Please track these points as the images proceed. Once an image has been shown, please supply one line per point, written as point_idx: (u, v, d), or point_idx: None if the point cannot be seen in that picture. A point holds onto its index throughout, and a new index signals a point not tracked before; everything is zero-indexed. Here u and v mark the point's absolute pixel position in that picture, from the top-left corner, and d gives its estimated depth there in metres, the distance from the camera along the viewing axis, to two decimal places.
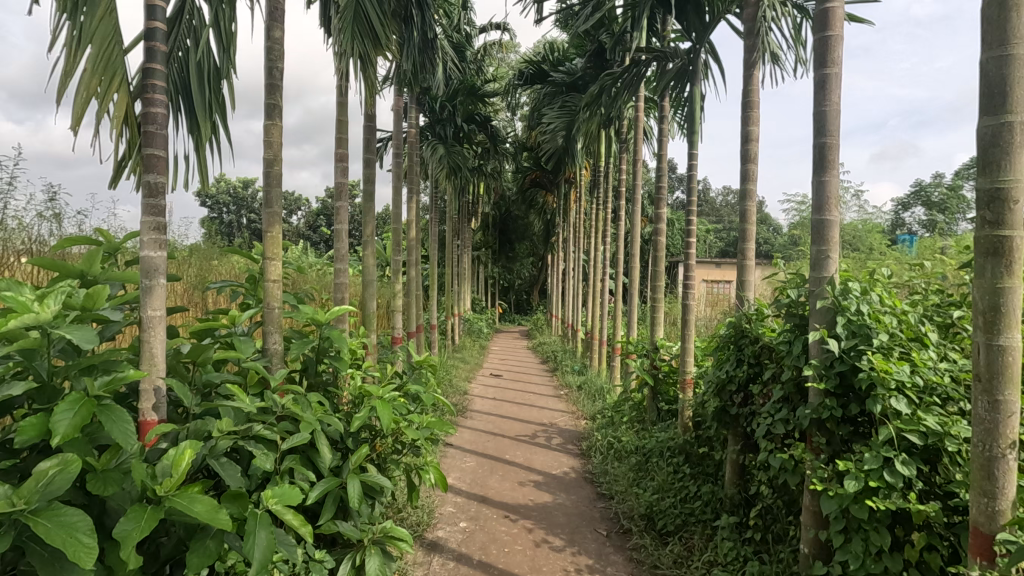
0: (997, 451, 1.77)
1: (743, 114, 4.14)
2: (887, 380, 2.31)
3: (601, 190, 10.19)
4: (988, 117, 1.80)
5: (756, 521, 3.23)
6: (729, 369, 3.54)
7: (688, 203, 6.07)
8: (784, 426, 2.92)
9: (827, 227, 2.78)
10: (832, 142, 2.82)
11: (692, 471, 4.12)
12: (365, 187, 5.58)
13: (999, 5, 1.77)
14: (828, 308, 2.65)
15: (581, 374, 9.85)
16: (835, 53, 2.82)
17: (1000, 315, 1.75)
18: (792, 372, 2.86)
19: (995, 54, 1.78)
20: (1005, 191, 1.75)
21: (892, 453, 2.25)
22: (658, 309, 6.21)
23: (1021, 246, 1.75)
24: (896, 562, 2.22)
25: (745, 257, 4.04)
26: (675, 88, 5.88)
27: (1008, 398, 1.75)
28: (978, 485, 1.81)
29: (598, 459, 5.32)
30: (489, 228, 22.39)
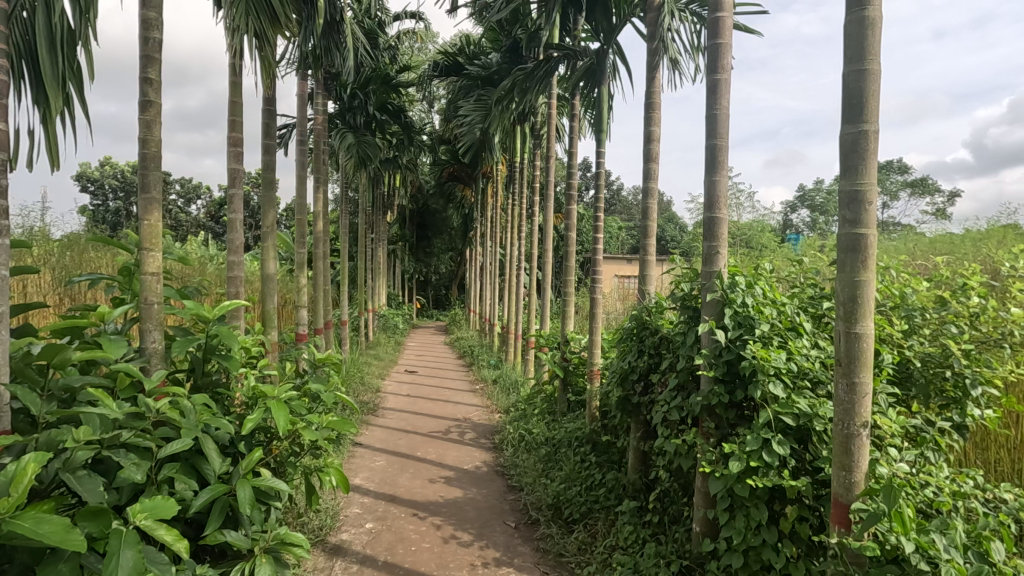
0: (853, 429, 1.95)
1: (646, 115, 4.31)
2: (767, 366, 2.49)
3: (517, 186, 10.27)
4: (849, 125, 1.97)
5: (655, 504, 3.38)
6: (631, 360, 3.69)
7: (597, 200, 6.25)
8: (679, 413, 3.08)
9: (717, 224, 2.97)
10: (722, 144, 3.02)
11: (598, 459, 4.25)
12: (264, 174, 5.24)
13: (858, 23, 1.94)
14: (717, 300, 2.84)
15: (497, 368, 9.91)
16: (724, 60, 2.99)
17: (857, 306, 1.93)
18: (686, 362, 3.02)
19: (854, 68, 1.95)
20: (862, 193, 1.93)
21: (770, 435, 2.42)
22: (569, 303, 6.35)
23: (873, 243, 1.94)
24: (772, 534, 2.41)
25: (647, 252, 4.22)
26: (585, 87, 6.04)
27: (862, 380, 1.94)
28: (838, 459, 1.99)
29: (510, 452, 5.36)
30: (406, 222, 21.93)
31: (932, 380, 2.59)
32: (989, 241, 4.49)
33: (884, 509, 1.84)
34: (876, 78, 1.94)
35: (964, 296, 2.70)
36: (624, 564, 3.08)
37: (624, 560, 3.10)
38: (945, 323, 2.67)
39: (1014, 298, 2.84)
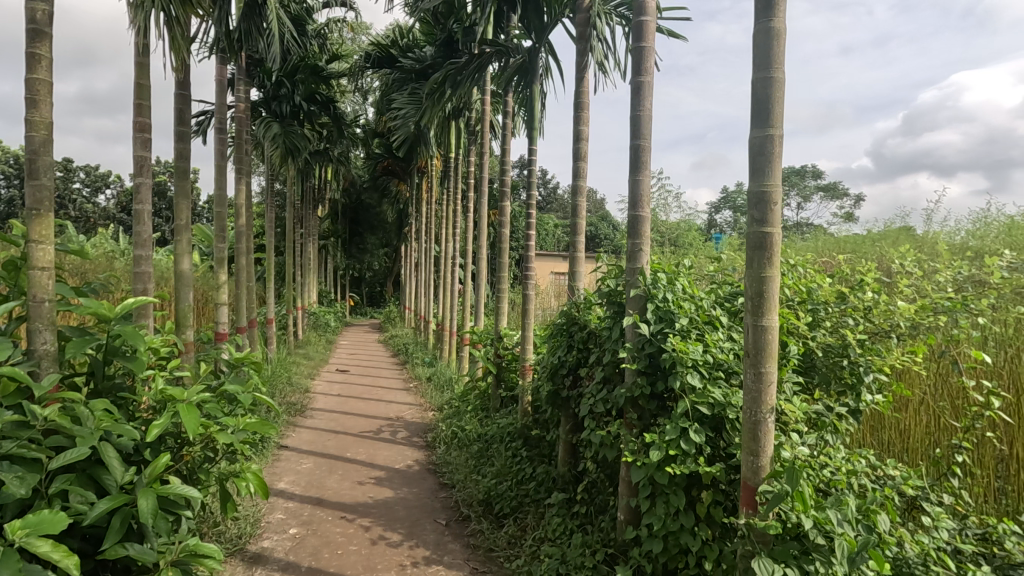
0: (760, 416, 2.07)
1: (576, 114, 4.39)
2: (685, 358, 2.60)
3: (452, 181, 10.19)
4: (757, 129, 2.08)
5: (583, 495, 3.46)
6: (561, 355, 3.76)
7: (530, 197, 6.31)
8: (604, 405, 3.18)
9: (640, 222, 3.09)
10: (645, 145, 3.13)
11: (529, 454, 4.30)
12: (178, 164, 4.90)
13: (765, 33, 2.06)
14: (640, 295, 2.95)
15: (432, 366, 9.81)
16: (647, 63, 3.09)
17: (763, 300, 2.05)
18: (612, 356, 3.12)
19: (762, 76, 2.06)
20: (767, 195, 2.05)
21: (687, 424, 2.53)
22: (503, 299, 6.38)
23: (778, 241, 2.07)
24: (689, 519, 2.52)
25: (576, 249, 4.30)
26: (517, 85, 6.06)
27: (768, 370, 2.06)
28: (747, 445, 2.11)
29: (442, 450, 5.32)
30: (338, 216, 21.25)
31: (831, 368, 2.81)
32: (883, 241, 4.90)
33: (786, 489, 1.97)
34: (781, 85, 2.06)
35: (859, 290, 2.93)
36: (551, 555, 3.14)
37: (551, 552, 3.15)
38: (843, 315, 2.89)
39: (901, 293, 3.12)
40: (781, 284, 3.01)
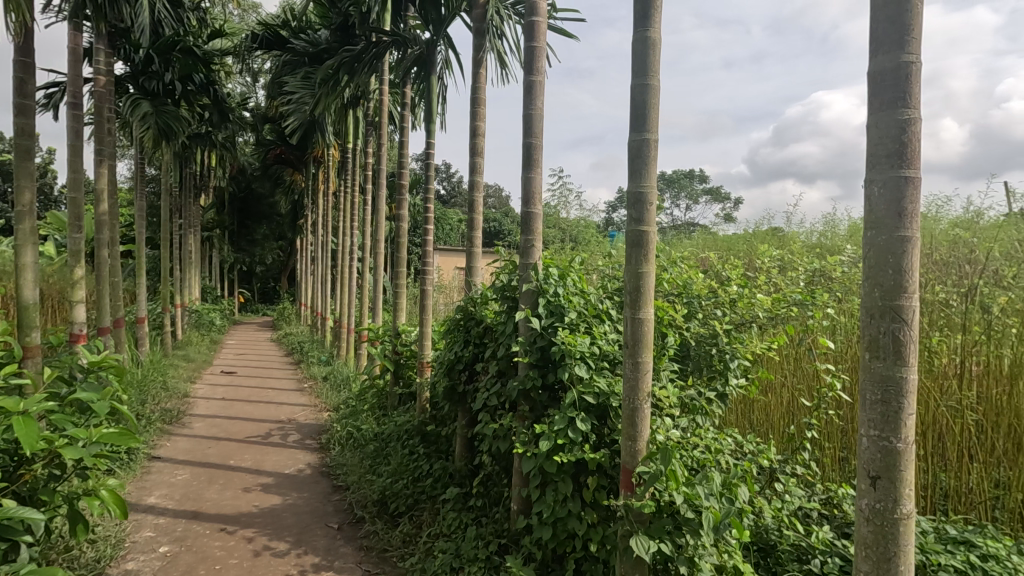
0: (638, 403, 2.21)
1: (472, 109, 4.39)
2: (573, 350, 2.70)
3: (350, 173, 9.80)
4: (635, 133, 2.21)
5: (479, 488, 3.50)
6: (457, 350, 3.77)
7: (429, 192, 6.23)
8: (497, 398, 3.23)
9: (532, 219, 3.17)
10: (537, 143, 3.21)
11: (427, 450, 4.26)
12: (17, 141, 4.26)
13: (642, 42, 2.18)
14: (532, 290, 3.04)
15: (328, 365, 9.40)
16: (539, 62, 3.16)
17: (640, 294, 2.18)
18: (506, 350, 3.18)
19: (639, 82, 2.18)
20: (644, 195, 2.18)
21: (575, 414, 2.63)
22: (401, 295, 6.25)
23: (653, 239, 2.21)
24: (576, 503, 2.63)
25: (472, 245, 4.32)
26: (415, 76, 5.95)
27: (644, 360, 2.20)
28: (626, 431, 2.24)
29: (336, 451, 5.12)
30: (224, 206, 19.68)
31: (702, 355, 3.05)
32: (752, 239, 5.42)
33: (660, 469, 2.11)
34: (656, 92, 2.19)
35: (727, 285, 3.21)
36: (445, 551, 3.14)
37: (445, 548, 3.16)
38: (713, 307, 3.14)
39: (762, 287, 3.46)
40: (661, 280, 3.22)
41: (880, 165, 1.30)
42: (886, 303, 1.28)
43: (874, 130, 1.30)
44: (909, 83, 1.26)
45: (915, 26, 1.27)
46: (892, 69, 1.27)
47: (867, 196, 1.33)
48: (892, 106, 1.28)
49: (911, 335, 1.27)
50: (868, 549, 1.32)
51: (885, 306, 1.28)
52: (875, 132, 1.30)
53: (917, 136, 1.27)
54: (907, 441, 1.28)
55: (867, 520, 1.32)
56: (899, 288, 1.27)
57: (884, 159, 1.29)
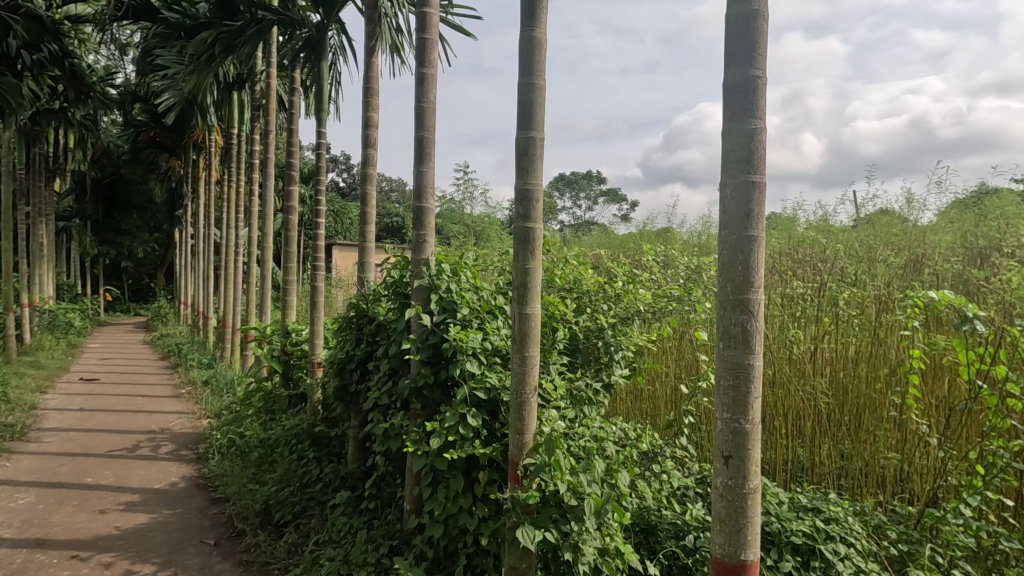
0: (525, 397, 2.26)
1: (365, 99, 4.23)
2: (465, 346, 2.70)
3: (235, 160, 9.09)
4: (522, 130, 2.24)
5: (371, 491, 3.40)
6: (349, 349, 3.63)
7: (320, 183, 5.93)
8: (388, 397, 3.16)
9: (424, 214, 3.13)
10: (429, 137, 3.17)
11: (316, 454, 4.06)
12: None
13: (529, 42, 2.21)
14: (424, 286, 3.00)
15: (210, 368, 8.68)
16: (431, 55, 3.12)
17: (527, 290, 2.23)
18: (397, 347, 3.11)
19: (525, 81, 2.21)
20: (531, 192, 2.22)
21: (466, 410, 2.64)
22: (291, 292, 5.91)
23: (539, 235, 2.25)
24: (467, 499, 2.64)
25: (365, 240, 4.18)
26: (305, 60, 5.61)
27: (530, 354, 2.25)
28: (514, 425, 2.28)
29: (216, 461, 4.74)
30: (85, 193, 17.49)
31: (590, 348, 3.18)
32: (640, 238, 5.73)
33: (545, 459, 2.18)
34: (541, 91, 2.24)
35: (614, 281, 3.37)
36: (334, 559, 3.04)
37: (334, 555, 3.06)
38: (601, 301, 3.28)
39: (646, 283, 3.66)
40: (553, 276, 3.30)
41: (732, 170, 1.41)
42: (737, 296, 1.40)
43: (727, 138, 1.41)
44: (756, 96, 1.38)
45: (761, 43, 1.39)
46: (742, 83, 1.39)
47: (721, 198, 1.44)
48: (743, 115, 1.39)
49: (757, 326, 1.40)
50: (723, 523, 1.44)
51: (736, 299, 1.40)
52: (728, 139, 1.41)
53: (763, 144, 1.40)
54: (754, 421, 1.41)
55: (722, 496, 1.44)
56: (748, 283, 1.40)
57: (736, 164, 1.40)
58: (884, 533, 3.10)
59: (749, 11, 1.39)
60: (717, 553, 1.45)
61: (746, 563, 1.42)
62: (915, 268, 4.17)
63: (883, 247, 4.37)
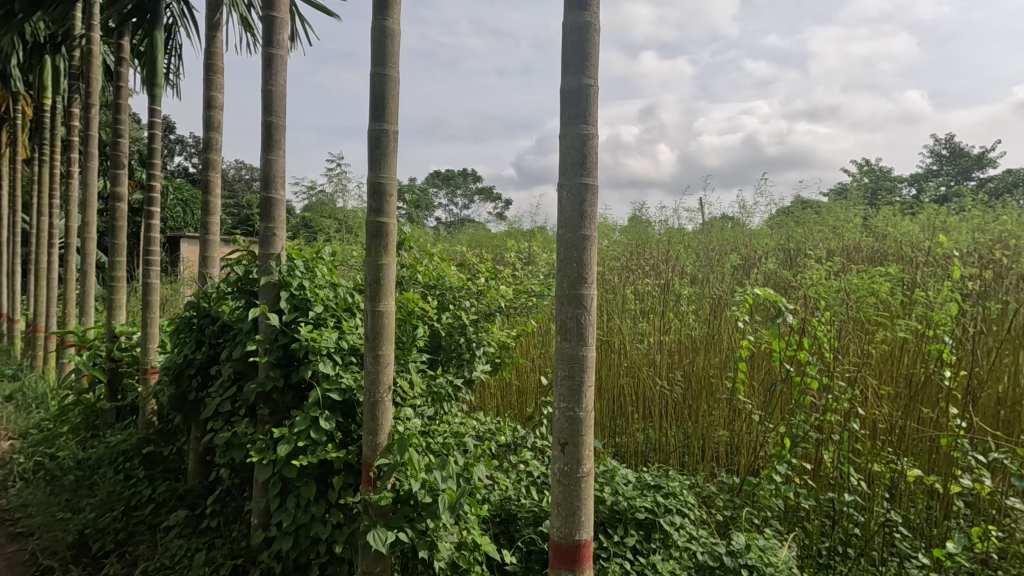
0: (378, 396, 2.21)
1: (207, 76, 3.84)
2: (317, 346, 2.56)
3: (48, 135, 7.77)
4: (374, 122, 2.17)
5: (213, 507, 3.11)
6: (188, 353, 3.28)
7: (158, 166, 5.27)
8: (232, 404, 2.90)
9: (274, 205, 2.93)
10: (278, 123, 2.96)
11: (148, 472, 3.62)
12: None
13: (380, 31, 2.14)
14: (273, 284, 2.79)
15: (15, 381, 7.34)
16: (281, 35, 2.94)
17: (380, 287, 2.18)
18: (243, 349, 2.88)
19: (377, 71, 2.15)
20: (384, 185, 2.17)
21: (318, 413, 2.50)
22: (120, 290, 5.20)
23: (393, 230, 2.21)
24: (320, 507, 2.51)
25: (209, 232, 3.80)
26: (136, 25, 4.95)
27: (384, 352, 2.21)
28: (367, 425, 2.22)
29: (17, 490, 4.03)
30: None
31: (452, 345, 3.17)
32: (509, 235, 5.89)
33: (398, 459, 2.15)
34: (394, 83, 2.19)
35: (477, 277, 3.41)
36: None
37: None
38: (463, 297, 3.29)
39: (510, 280, 3.76)
40: (416, 273, 3.23)
41: (568, 172, 1.48)
42: (572, 292, 1.48)
43: (564, 141, 1.49)
44: (588, 103, 1.47)
45: (593, 54, 1.48)
46: (576, 89, 1.47)
47: (558, 198, 1.51)
48: (577, 121, 1.47)
49: (590, 319, 1.50)
50: (560, 507, 1.52)
51: (572, 295, 1.48)
52: (564, 142, 1.49)
53: (594, 149, 1.49)
54: (586, 409, 1.51)
55: (560, 482, 1.52)
56: (581, 279, 1.49)
57: (570, 166, 1.48)
58: (714, 502, 3.49)
59: (582, 22, 1.46)
60: (555, 536, 1.53)
61: (580, 542, 1.52)
62: (742, 266, 4.76)
63: (720, 250, 5.09)
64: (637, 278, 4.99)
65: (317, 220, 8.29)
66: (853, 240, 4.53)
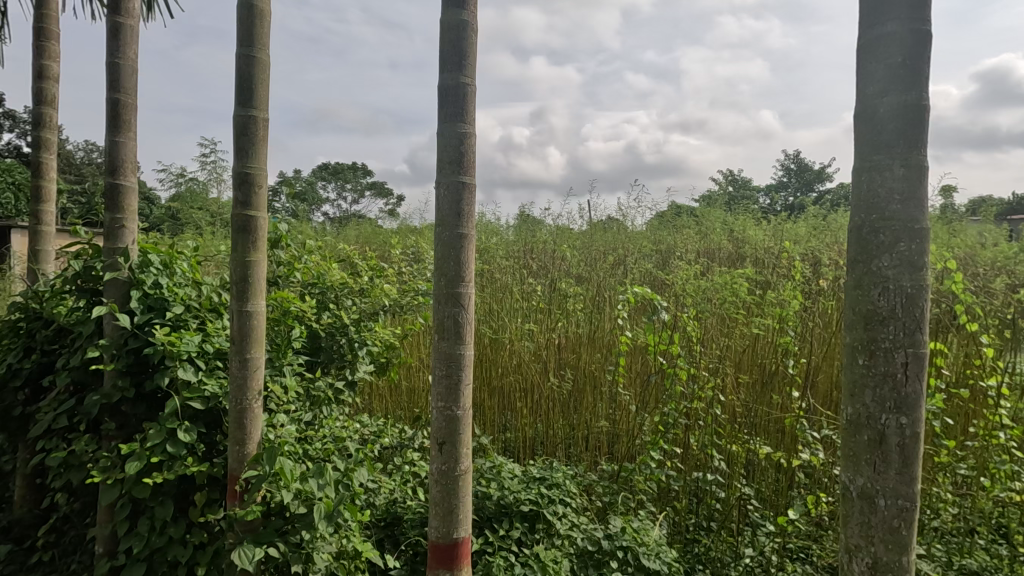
0: (246, 403, 2.06)
1: (36, 41, 3.33)
2: (176, 351, 2.28)
3: None
4: (240, 107, 2.01)
5: (46, 538, 2.71)
6: (12, 363, 2.83)
7: None
8: (69, 418, 2.54)
9: (122, 194, 2.62)
10: (127, 101, 2.64)
11: None
12: None
13: (247, 9, 1.98)
14: (121, 282, 2.49)
15: None
16: (130, 4, 2.63)
17: (248, 285, 2.03)
18: (83, 356, 2.54)
19: (243, 53, 1.99)
20: (252, 176, 2.01)
21: (176, 425, 2.25)
22: None
23: (264, 225, 2.06)
24: (179, 528, 2.28)
25: (42, 222, 3.31)
26: None
27: (253, 356, 2.06)
28: (234, 435, 2.06)
29: None
30: None
31: (333, 347, 3.02)
32: (397, 232, 5.78)
33: (266, 469, 2.01)
34: (264, 67, 2.04)
35: (360, 275, 3.28)
36: None
37: None
38: (345, 296, 3.15)
39: (396, 278, 3.67)
40: (294, 270, 2.98)
41: (445, 169, 1.48)
42: (449, 291, 1.48)
43: (440, 139, 1.48)
44: (465, 103, 1.48)
45: (471, 54, 1.48)
46: (452, 88, 1.46)
47: (435, 196, 1.50)
48: (454, 119, 1.47)
49: (467, 317, 1.50)
50: (438, 507, 1.51)
51: (449, 294, 1.48)
52: (440, 141, 1.48)
53: (471, 148, 1.50)
54: (464, 408, 1.51)
55: (437, 482, 1.51)
56: (459, 278, 1.48)
57: (447, 164, 1.47)
58: (595, 490, 3.68)
59: (458, 20, 1.46)
60: (434, 537, 1.52)
61: (458, 540, 1.52)
62: (622, 267, 5.05)
63: (602, 251, 5.39)
64: (526, 277, 5.12)
65: (185, 212, 7.53)
66: (717, 244, 4.99)
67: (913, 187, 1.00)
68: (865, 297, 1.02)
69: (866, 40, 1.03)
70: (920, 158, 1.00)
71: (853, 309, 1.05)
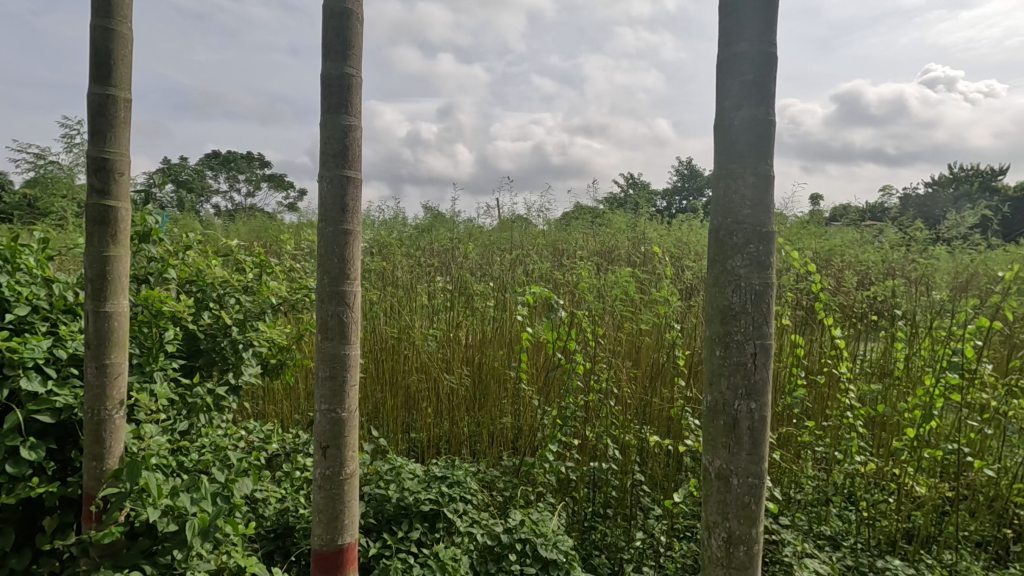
0: (105, 414, 1.86)
1: None
2: (18, 358, 2.00)
3: None
4: (96, 85, 1.80)
5: None
6: None
7: None
8: None
9: None
10: None
11: None
12: None
13: None
14: None
15: None
16: None
17: (106, 283, 1.83)
18: None
19: (99, 24, 1.78)
20: (111, 162, 1.81)
21: (18, 441, 1.95)
22: None
23: (126, 216, 1.87)
24: (23, 558, 2.02)
25: None
26: None
27: (114, 361, 1.87)
28: (89, 450, 1.86)
29: None
30: None
31: (214, 349, 2.81)
32: (294, 227, 5.49)
33: (127, 486, 1.82)
34: (126, 42, 1.84)
35: (245, 272, 3.05)
36: None
37: None
38: (226, 295, 2.92)
39: (287, 275, 3.46)
40: (168, 266, 2.71)
41: (329, 162, 1.42)
42: (333, 288, 1.42)
43: (323, 130, 1.42)
44: (351, 94, 1.43)
45: (356, 43, 1.43)
46: (336, 78, 1.40)
47: (318, 191, 1.44)
48: (338, 110, 1.42)
49: (352, 316, 1.46)
50: (321, 514, 1.45)
51: (333, 292, 1.42)
52: (323, 132, 1.42)
53: (357, 141, 1.45)
54: (350, 409, 1.46)
55: (320, 487, 1.46)
56: (343, 276, 1.43)
57: (331, 157, 1.42)
58: (496, 485, 3.74)
59: (343, 8, 1.40)
60: (317, 545, 1.46)
61: (344, 546, 1.48)
62: (526, 266, 5.13)
63: (506, 249, 5.46)
64: (430, 276, 5.07)
65: (43, 199, 6.63)
66: (615, 244, 5.21)
67: (762, 194, 1.10)
68: (722, 294, 1.11)
69: (723, 57, 1.12)
70: (767, 168, 1.10)
71: (711, 305, 1.14)
